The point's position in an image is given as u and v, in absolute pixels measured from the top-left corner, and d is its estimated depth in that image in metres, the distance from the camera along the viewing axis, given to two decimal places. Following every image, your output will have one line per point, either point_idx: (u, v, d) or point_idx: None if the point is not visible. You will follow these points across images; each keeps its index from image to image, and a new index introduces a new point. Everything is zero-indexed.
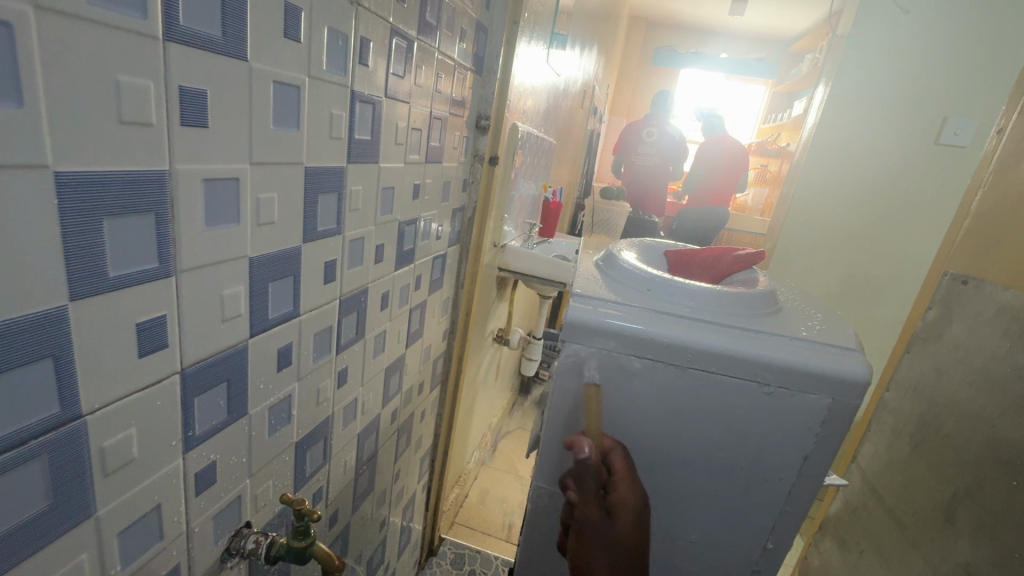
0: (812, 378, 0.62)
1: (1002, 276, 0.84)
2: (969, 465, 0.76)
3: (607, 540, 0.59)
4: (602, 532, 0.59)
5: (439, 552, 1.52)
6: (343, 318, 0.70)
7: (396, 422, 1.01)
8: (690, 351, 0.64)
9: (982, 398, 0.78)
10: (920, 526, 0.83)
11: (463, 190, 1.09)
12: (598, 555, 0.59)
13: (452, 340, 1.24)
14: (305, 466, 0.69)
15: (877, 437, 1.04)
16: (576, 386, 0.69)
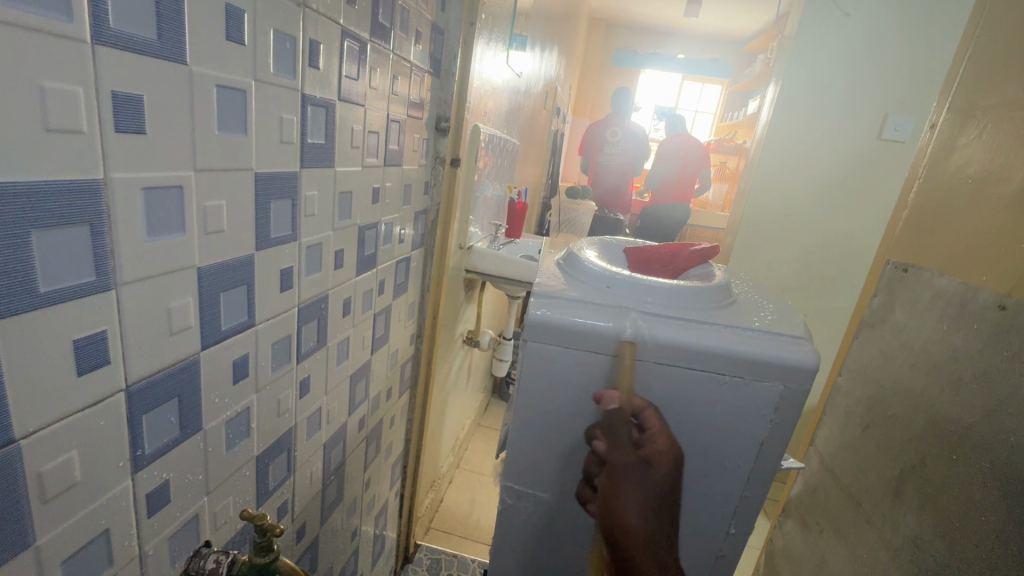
0: (764, 367, 0.64)
1: (937, 263, 0.90)
2: (914, 442, 0.81)
3: (640, 482, 0.53)
4: (638, 475, 0.53)
5: (414, 559, 1.50)
6: (302, 326, 0.68)
7: (364, 429, 0.99)
8: (649, 345, 0.65)
9: (924, 377, 0.82)
10: (873, 503, 0.88)
11: (425, 193, 1.09)
12: (631, 499, 0.52)
13: (420, 344, 1.23)
14: (268, 480, 0.68)
15: (831, 419, 1.08)
16: (541, 383, 0.70)
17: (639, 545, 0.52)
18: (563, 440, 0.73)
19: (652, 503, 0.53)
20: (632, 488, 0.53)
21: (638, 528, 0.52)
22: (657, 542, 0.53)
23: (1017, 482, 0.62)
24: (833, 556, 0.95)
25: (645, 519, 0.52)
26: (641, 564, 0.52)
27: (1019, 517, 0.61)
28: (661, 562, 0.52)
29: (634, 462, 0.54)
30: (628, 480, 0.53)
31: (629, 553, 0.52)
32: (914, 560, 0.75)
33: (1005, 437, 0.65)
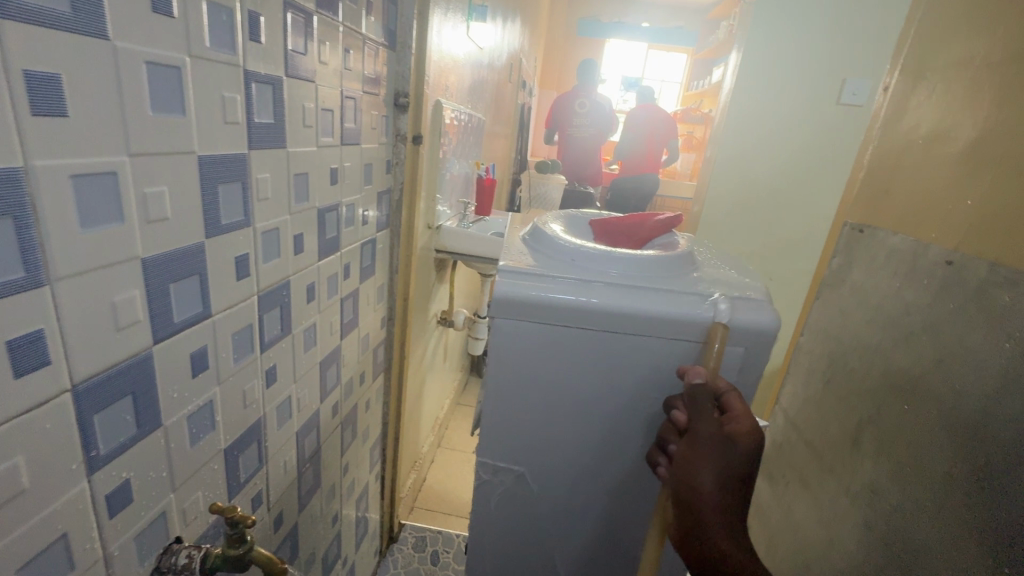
0: (726, 330, 0.65)
1: (890, 223, 0.93)
2: (869, 395, 0.85)
3: (719, 451, 0.52)
4: (716, 447, 0.53)
5: (400, 538, 1.52)
6: (264, 314, 0.66)
7: (339, 415, 0.98)
8: (615, 315, 0.66)
9: (879, 333, 0.86)
10: (833, 453, 0.92)
11: (387, 172, 1.06)
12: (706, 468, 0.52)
13: (393, 327, 1.21)
14: (239, 472, 0.66)
15: (795, 378, 1.12)
16: (510, 359, 0.71)
17: (713, 511, 0.51)
18: (537, 413, 0.73)
19: (732, 478, 0.52)
20: (709, 458, 0.52)
21: (713, 494, 0.51)
22: (730, 515, 0.51)
23: (964, 426, 0.66)
24: (798, 505, 1.00)
25: (722, 489, 0.51)
26: (713, 532, 0.50)
27: (966, 459, 0.65)
28: (734, 536, 0.50)
29: (716, 434, 0.54)
30: (706, 446, 0.53)
31: (701, 521, 0.51)
32: (872, 504, 0.80)
33: (954, 386, 0.68)
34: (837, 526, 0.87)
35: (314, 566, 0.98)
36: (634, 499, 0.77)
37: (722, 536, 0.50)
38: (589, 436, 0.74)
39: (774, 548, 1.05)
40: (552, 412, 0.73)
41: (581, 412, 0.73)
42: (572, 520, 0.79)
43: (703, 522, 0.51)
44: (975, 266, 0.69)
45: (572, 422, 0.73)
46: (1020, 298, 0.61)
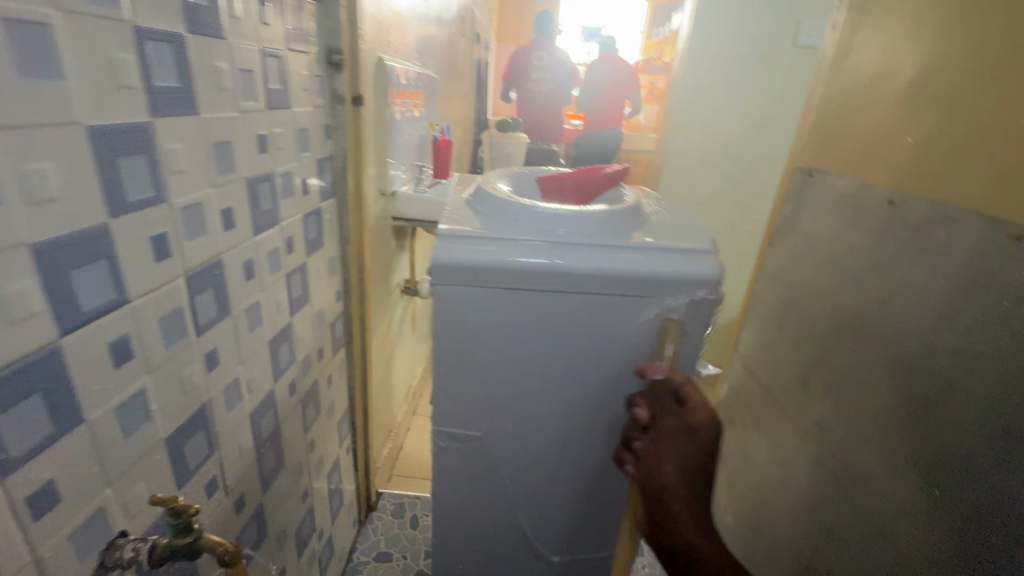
0: (678, 283, 0.62)
1: (837, 165, 0.93)
2: (818, 336, 0.88)
3: (681, 448, 0.58)
4: (678, 443, 0.58)
5: (378, 506, 1.54)
6: (195, 296, 0.62)
7: (298, 393, 0.96)
8: (563, 275, 0.62)
9: (828, 276, 0.87)
10: (785, 394, 0.96)
11: (327, 137, 0.99)
12: (670, 465, 0.57)
13: (350, 300, 1.18)
14: (187, 460, 0.64)
15: (750, 324, 1.15)
16: (458, 330, 0.67)
17: (680, 505, 0.56)
18: (489, 385, 0.70)
19: (694, 470, 0.57)
20: (673, 455, 0.58)
21: (678, 489, 0.57)
22: (696, 505, 0.57)
23: (903, 362, 0.69)
24: (755, 445, 1.05)
25: (686, 481, 0.57)
26: (682, 524, 0.56)
27: (904, 393, 0.68)
28: (700, 524, 0.56)
29: (677, 430, 0.59)
30: (670, 446, 0.58)
31: (670, 514, 0.57)
32: (821, 439, 0.84)
33: (896, 325, 0.70)
34: (790, 462, 0.91)
35: (287, 542, 0.98)
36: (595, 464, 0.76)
37: (689, 527, 0.56)
38: (544, 403, 0.71)
39: (735, 486, 1.11)
40: (505, 382, 0.70)
41: (536, 380, 0.69)
42: (534, 489, 0.78)
43: (672, 516, 0.56)
44: (916, 205, 0.70)
45: (526, 389, 0.71)
46: (955, 234, 0.63)
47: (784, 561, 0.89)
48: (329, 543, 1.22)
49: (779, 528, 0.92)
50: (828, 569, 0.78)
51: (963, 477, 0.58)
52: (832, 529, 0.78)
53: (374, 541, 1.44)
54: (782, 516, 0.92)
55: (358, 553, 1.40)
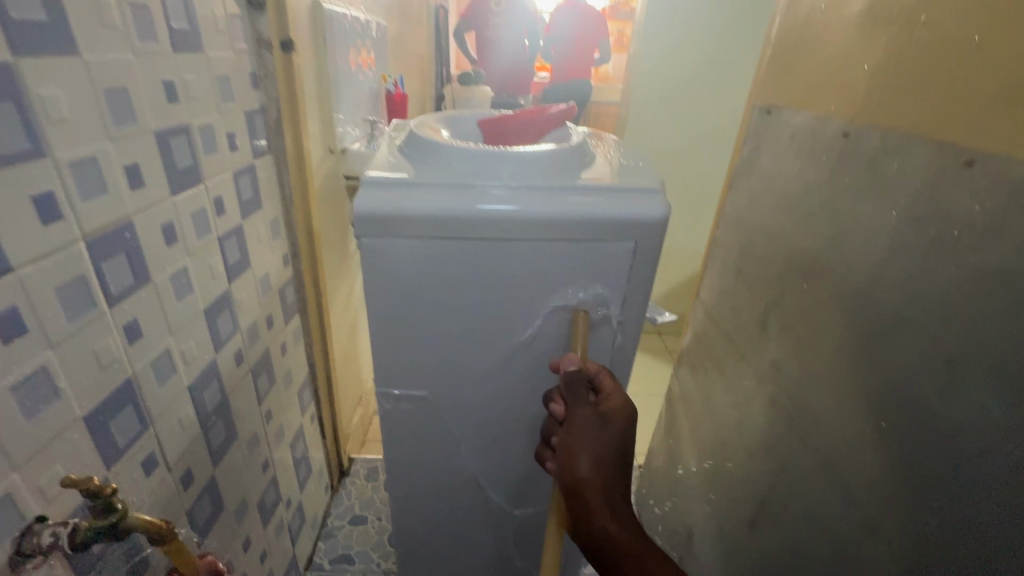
0: (627, 226, 0.57)
1: (794, 100, 0.89)
2: (774, 279, 0.87)
3: (594, 436, 0.57)
4: (591, 430, 0.57)
5: (351, 472, 1.53)
6: (100, 263, 0.57)
7: (246, 363, 0.91)
8: (502, 222, 0.56)
9: (784, 216, 0.85)
10: (744, 338, 0.96)
11: (255, 87, 0.91)
12: (584, 454, 0.56)
13: (299, 264, 1.12)
14: (114, 439, 0.60)
15: (712, 271, 1.13)
16: (396, 292, 0.61)
17: (596, 497, 0.55)
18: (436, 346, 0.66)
19: (610, 457, 0.56)
20: (586, 442, 0.56)
21: (594, 480, 0.55)
22: (613, 495, 0.55)
23: (853, 299, 0.68)
24: (715, 390, 1.05)
25: (601, 471, 0.55)
26: (600, 516, 0.54)
27: (854, 329, 0.68)
28: (617, 514, 0.54)
29: (590, 418, 0.58)
30: (584, 437, 0.57)
31: (588, 505, 0.55)
32: (776, 380, 0.84)
33: (847, 261, 0.69)
34: (748, 404, 0.93)
35: (249, 514, 0.96)
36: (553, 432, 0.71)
37: (606, 517, 0.54)
38: (497, 363, 0.67)
39: (696, 431, 1.12)
40: (451, 344, 0.65)
41: (484, 338, 0.65)
42: (491, 451, 0.75)
43: (590, 509, 0.54)
44: (869, 136, 0.68)
45: (476, 349, 0.66)
46: (906, 164, 0.62)
47: (741, 499, 0.92)
48: (298, 510, 1.21)
49: (736, 469, 0.95)
50: (780, 505, 0.80)
51: (911, 410, 0.58)
52: (785, 467, 0.80)
53: (348, 505, 1.44)
54: (739, 457, 0.94)
55: (332, 518, 1.40)
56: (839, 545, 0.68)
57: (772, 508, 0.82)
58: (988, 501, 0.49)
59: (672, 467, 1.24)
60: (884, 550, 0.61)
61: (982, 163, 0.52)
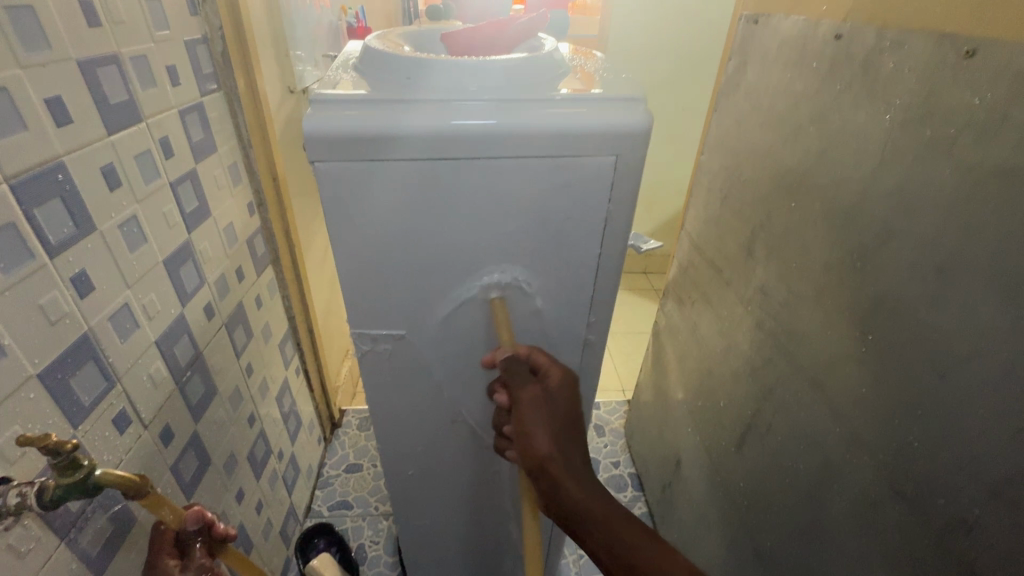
0: (612, 138, 0.50)
1: (783, 5, 0.83)
2: (761, 201, 0.84)
3: (543, 412, 0.55)
4: (539, 407, 0.55)
5: (343, 423, 1.54)
6: (33, 209, 0.51)
7: (217, 318, 0.87)
8: (482, 139, 0.49)
9: (773, 134, 0.81)
10: (731, 266, 0.94)
11: (194, 13, 0.82)
12: (540, 433, 0.54)
13: (267, 213, 1.06)
14: (78, 397, 0.57)
15: (697, 200, 1.10)
16: (361, 230, 0.53)
17: (560, 469, 0.53)
18: (413, 297, 0.58)
19: (561, 428, 0.55)
20: (538, 421, 0.54)
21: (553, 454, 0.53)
22: (573, 463, 0.54)
23: (844, 213, 0.65)
24: (703, 320, 1.05)
25: (559, 444, 0.54)
26: (566, 489, 0.52)
27: (841, 245, 0.66)
28: (581, 481, 0.53)
29: (534, 395, 0.56)
30: (536, 415, 0.55)
31: (554, 481, 0.53)
32: (763, 305, 0.83)
33: (838, 175, 0.66)
34: (735, 332, 0.92)
35: (238, 467, 0.95)
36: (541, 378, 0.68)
37: (572, 485, 0.52)
38: (480, 312, 0.60)
39: (684, 362, 1.13)
40: (430, 291, 0.58)
41: (468, 281, 0.57)
42: None
43: (556, 485, 0.53)
44: (864, 36, 0.64)
45: (457, 298, 0.59)
46: (904, 63, 0.57)
47: (728, 422, 0.94)
48: (291, 462, 1.21)
49: (723, 395, 0.95)
50: (766, 425, 0.82)
51: (904, 326, 0.57)
52: (771, 388, 0.81)
53: (342, 455, 1.45)
54: (726, 383, 0.95)
55: (328, 467, 1.41)
56: (823, 457, 0.69)
57: (758, 429, 0.84)
58: (982, 410, 0.48)
59: (661, 398, 1.26)
60: (867, 459, 0.62)
61: (984, 53, 0.49)
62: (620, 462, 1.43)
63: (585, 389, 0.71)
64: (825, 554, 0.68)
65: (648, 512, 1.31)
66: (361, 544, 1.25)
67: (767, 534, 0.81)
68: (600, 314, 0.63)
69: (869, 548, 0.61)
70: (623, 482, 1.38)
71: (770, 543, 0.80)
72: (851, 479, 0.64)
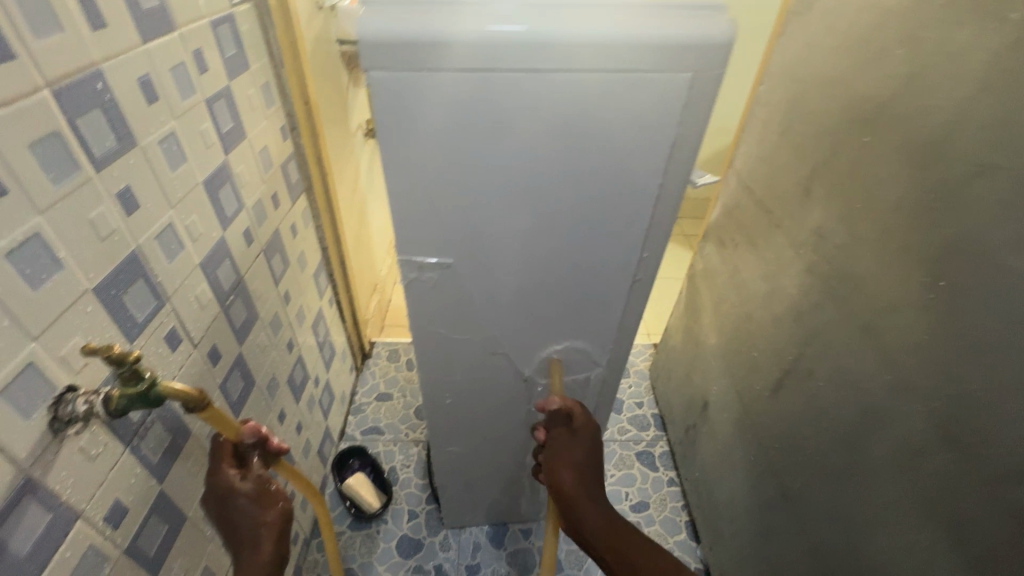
0: (685, 54, 0.45)
1: None
2: (827, 136, 0.78)
3: (571, 452, 0.68)
4: (567, 447, 0.68)
5: (373, 353, 1.58)
6: (76, 120, 0.50)
7: (256, 244, 0.87)
8: (536, 48, 0.44)
9: (851, 59, 0.74)
10: (783, 207, 0.89)
11: None
12: (564, 470, 0.67)
13: (299, 139, 1.03)
14: (131, 313, 0.58)
15: (750, 136, 1.03)
16: (413, 152, 0.50)
17: (579, 493, 0.66)
18: (457, 223, 0.56)
19: (583, 465, 0.67)
20: (565, 458, 0.67)
21: (575, 481, 0.66)
22: (591, 490, 0.66)
23: (926, 148, 0.60)
24: (745, 263, 1.01)
25: (579, 479, 0.66)
26: (584, 513, 0.65)
27: (917, 183, 0.61)
28: (596, 504, 0.66)
29: (565, 436, 0.69)
30: (563, 454, 0.68)
31: (575, 508, 0.65)
32: (817, 248, 0.79)
33: (925, 105, 0.60)
34: (782, 276, 0.88)
35: (280, 389, 0.99)
36: (584, 313, 0.66)
37: (587, 511, 0.65)
38: (530, 246, 0.58)
39: (720, 306, 1.10)
40: (481, 218, 0.55)
41: (521, 214, 0.55)
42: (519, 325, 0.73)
43: (576, 510, 0.65)
44: None
45: (508, 229, 0.56)
46: None
47: (764, 367, 0.92)
48: (326, 388, 1.25)
49: (762, 341, 0.94)
50: (806, 370, 0.80)
51: (983, 274, 0.53)
52: (815, 334, 0.78)
53: (373, 384, 1.49)
54: (766, 328, 0.93)
55: (360, 395, 1.46)
56: (866, 403, 0.68)
57: (796, 375, 0.82)
58: None
59: (691, 342, 1.25)
60: (916, 407, 0.60)
61: None
62: (643, 402, 1.45)
63: (628, 327, 0.69)
64: (857, 498, 0.69)
65: (669, 451, 1.33)
66: (393, 466, 1.31)
67: (791, 493, 0.83)
68: (652, 250, 0.60)
69: (905, 493, 0.61)
70: (646, 421, 1.40)
71: (797, 485, 0.81)
72: (894, 426, 0.63)
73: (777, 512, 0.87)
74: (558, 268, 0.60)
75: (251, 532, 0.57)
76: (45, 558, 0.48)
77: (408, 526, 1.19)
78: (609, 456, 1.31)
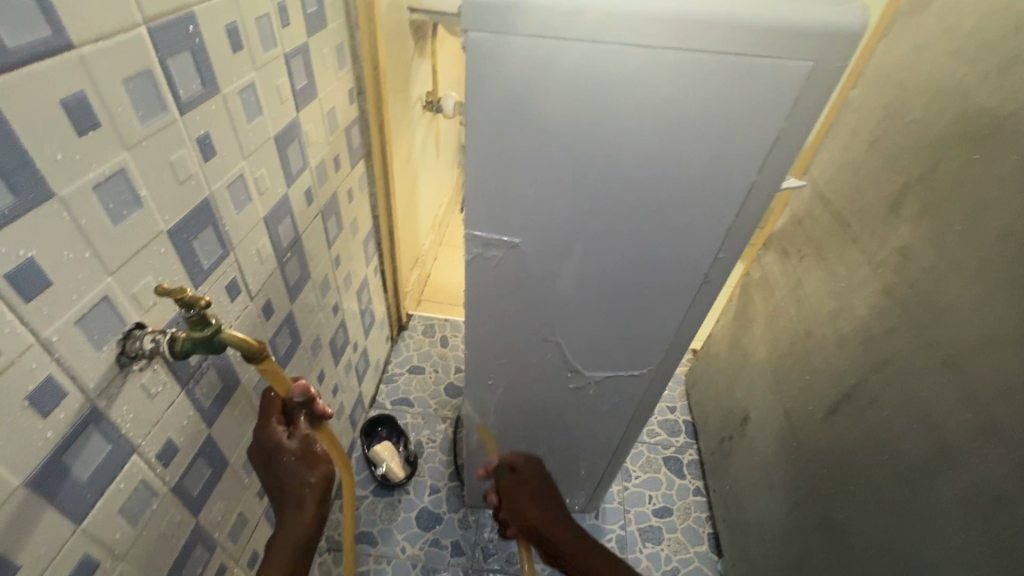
0: (805, 44, 0.42)
1: None
2: (929, 150, 0.72)
3: (525, 493, 0.77)
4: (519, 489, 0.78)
5: (409, 326, 1.59)
6: (166, 60, 0.50)
7: (315, 203, 0.87)
8: (630, 20, 0.42)
9: (973, 67, 0.67)
10: (863, 223, 0.84)
11: None
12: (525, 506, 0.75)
13: (364, 104, 1.02)
14: (199, 259, 0.59)
15: (835, 142, 0.96)
16: (498, 123, 0.48)
17: (544, 522, 0.74)
18: (531, 202, 0.54)
19: (540, 498, 0.76)
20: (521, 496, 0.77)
21: (538, 514, 0.74)
22: (555, 514, 0.74)
23: None
24: (810, 277, 0.96)
25: (541, 510, 0.75)
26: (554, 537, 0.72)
27: None
28: (562, 524, 0.73)
29: (514, 480, 0.79)
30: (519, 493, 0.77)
31: (547, 536, 0.73)
32: (898, 270, 0.74)
33: None
34: (852, 295, 0.83)
35: (322, 350, 1.00)
36: (645, 310, 0.64)
37: (556, 530, 0.72)
38: (601, 235, 0.56)
39: (776, 318, 1.06)
40: (556, 201, 0.53)
41: (598, 201, 0.53)
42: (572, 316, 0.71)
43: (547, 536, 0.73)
44: None
45: (582, 215, 0.54)
46: None
47: (820, 388, 0.88)
48: (363, 354, 1.27)
49: (821, 359, 0.89)
50: (870, 399, 0.75)
51: None
52: (886, 359, 0.74)
53: (407, 355, 1.51)
54: (827, 347, 0.88)
55: (393, 365, 1.48)
56: (941, 440, 0.63)
57: (858, 400, 0.78)
58: None
59: (737, 351, 1.20)
60: (1001, 452, 0.56)
61: None
62: (676, 408, 1.41)
63: (687, 330, 0.66)
64: (914, 539, 0.64)
65: (698, 460, 1.30)
66: (419, 439, 1.32)
67: (837, 526, 0.78)
68: (730, 251, 0.56)
69: (974, 539, 0.57)
70: (678, 427, 1.37)
71: (845, 515, 0.77)
72: (971, 467, 0.59)
73: (816, 540, 0.83)
74: (625, 261, 0.58)
75: (295, 490, 0.57)
76: (101, 487, 0.50)
77: (429, 499, 1.21)
78: (636, 458, 1.29)
